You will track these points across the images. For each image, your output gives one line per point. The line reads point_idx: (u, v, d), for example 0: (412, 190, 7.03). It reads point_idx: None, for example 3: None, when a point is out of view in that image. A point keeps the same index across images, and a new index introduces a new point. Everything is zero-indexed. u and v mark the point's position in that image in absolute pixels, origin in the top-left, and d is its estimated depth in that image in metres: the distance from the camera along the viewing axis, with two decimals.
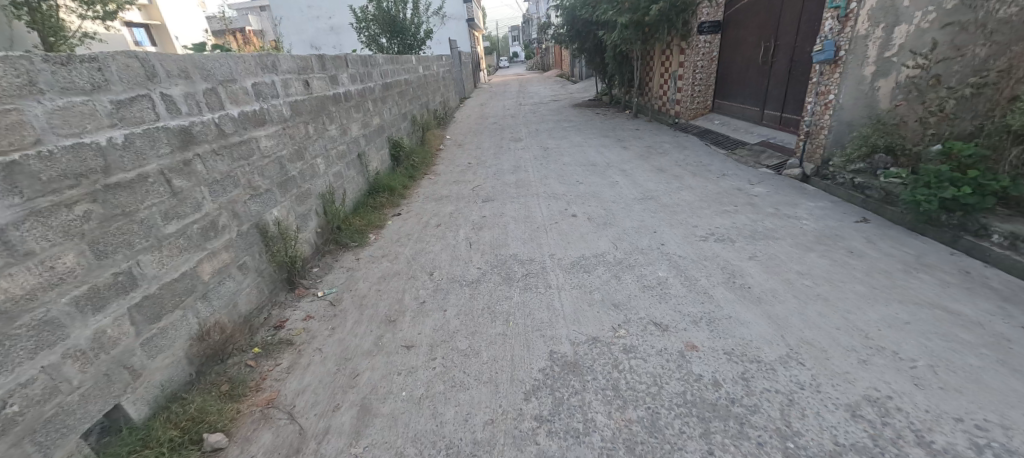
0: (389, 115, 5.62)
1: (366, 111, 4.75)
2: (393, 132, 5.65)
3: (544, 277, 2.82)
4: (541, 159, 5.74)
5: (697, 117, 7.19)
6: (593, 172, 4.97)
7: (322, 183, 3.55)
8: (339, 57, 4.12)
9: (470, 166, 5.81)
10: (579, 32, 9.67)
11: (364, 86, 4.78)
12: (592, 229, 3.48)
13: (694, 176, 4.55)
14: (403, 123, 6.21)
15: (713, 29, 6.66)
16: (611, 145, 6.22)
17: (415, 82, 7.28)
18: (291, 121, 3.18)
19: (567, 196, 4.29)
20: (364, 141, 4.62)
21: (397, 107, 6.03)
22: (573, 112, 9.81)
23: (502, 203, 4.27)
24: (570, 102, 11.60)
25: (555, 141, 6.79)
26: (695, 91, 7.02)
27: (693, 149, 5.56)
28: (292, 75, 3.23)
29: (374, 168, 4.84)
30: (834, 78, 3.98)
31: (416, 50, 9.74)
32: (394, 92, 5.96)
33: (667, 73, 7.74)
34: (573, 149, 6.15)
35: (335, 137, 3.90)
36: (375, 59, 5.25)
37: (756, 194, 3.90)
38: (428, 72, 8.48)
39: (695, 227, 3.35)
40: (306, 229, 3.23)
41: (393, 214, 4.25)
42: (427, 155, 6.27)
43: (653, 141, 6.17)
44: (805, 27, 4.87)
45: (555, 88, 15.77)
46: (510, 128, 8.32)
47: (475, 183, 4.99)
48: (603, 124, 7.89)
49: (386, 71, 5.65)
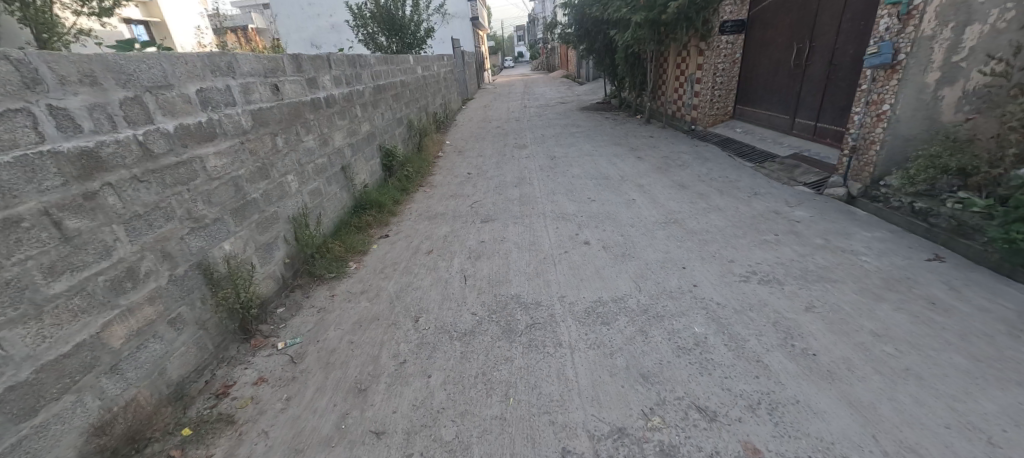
0: (381, 120, 5.11)
1: (352, 117, 4.24)
2: (384, 140, 5.13)
3: (553, 329, 2.30)
4: (548, 171, 5.22)
5: (717, 124, 6.64)
6: (606, 188, 4.43)
7: (293, 204, 3.04)
8: (319, 58, 3.61)
9: (469, 177, 5.29)
10: (589, 31, 9.11)
11: (351, 90, 4.26)
12: (608, 262, 2.96)
13: (722, 194, 4.01)
14: (397, 129, 5.70)
15: (737, 28, 6.09)
16: (624, 155, 5.68)
17: (413, 83, 6.76)
18: (253, 133, 2.67)
19: (577, 217, 3.77)
20: (349, 152, 4.11)
21: (391, 111, 5.52)
22: (581, 115, 9.27)
23: (503, 224, 3.75)
24: (577, 105, 11.07)
25: (563, 149, 6.27)
26: (715, 95, 6.47)
27: (717, 162, 5.02)
28: (254, 79, 2.72)
29: (361, 181, 4.33)
30: (890, 85, 3.42)
31: (416, 49, 9.22)
32: (388, 95, 5.44)
33: (684, 76, 7.18)
34: (583, 159, 5.63)
35: (312, 149, 3.39)
36: (365, 58, 4.74)
37: (798, 220, 3.36)
38: (428, 73, 7.97)
39: (732, 263, 2.81)
40: (269, 261, 2.73)
41: (380, 236, 3.73)
42: (423, 164, 5.75)
43: (670, 152, 5.62)
44: (848, 27, 4.32)
45: (561, 89, 15.23)
46: (514, 134, 7.79)
47: (473, 199, 4.47)
48: (614, 130, 7.35)
49: (378, 72, 5.14)
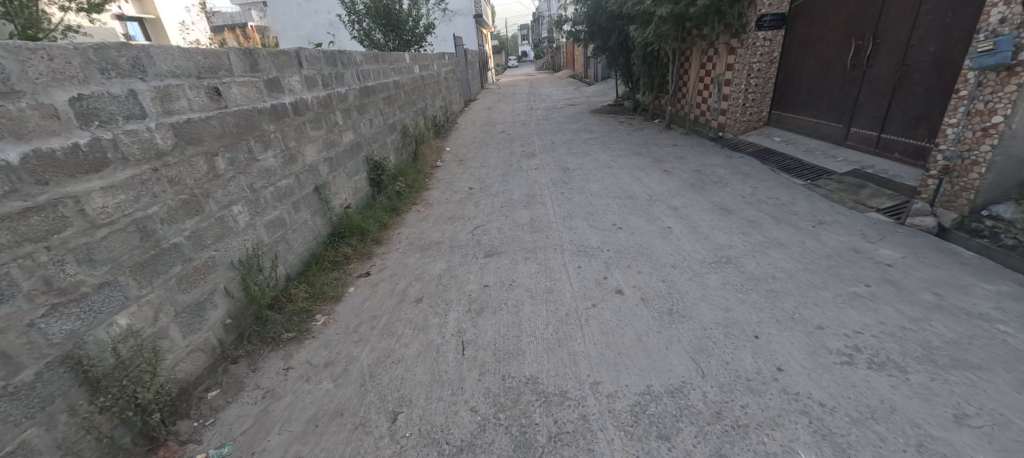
0: (369, 128, 4.40)
1: (331, 125, 3.53)
2: (372, 150, 4.43)
3: (588, 447, 1.59)
4: (561, 187, 4.51)
5: (750, 131, 5.90)
6: (634, 210, 3.72)
7: (240, 243, 2.34)
8: (285, 54, 2.90)
9: (470, 194, 4.58)
10: (603, 27, 8.35)
11: (330, 93, 3.55)
12: (653, 324, 2.24)
13: (779, 223, 3.28)
14: (389, 137, 4.98)
15: (776, 23, 5.35)
16: (649, 168, 4.96)
17: (409, 84, 6.05)
18: (176, 155, 1.96)
19: (603, 251, 3.05)
20: (326, 168, 3.40)
21: (381, 117, 4.80)
22: (593, 119, 8.55)
23: (512, 260, 3.04)
24: (588, 107, 10.33)
25: (577, 160, 5.55)
26: (749, 99, 5.73)
27: (760, 178, 4.29)
28: (181, 80, 2.01)
29: (341, 202, 3.62)
30: (1005, 92, 2.68)
31: (413, 47, 8.51)
32: (378, 97, 4.74)
33: (711, 77, 6.44)
34: (601, 173, 4.91)
35: (272, 169, 2.68)
36: (349, 55, 4.03)
37: (888, 262, 2.64)
38: (426, 73, 7.27)
39: (822, 332, 2.09)
40: (198, 327, 2.02)
41: (360, 274, 3.02)
42: (419, 176, 5.04)
43: (702, 165, 4.90)
44: (928, 21, 3.58)
45: (568, 90, 14.49)
46: (521, 140, 7.07)
47: (474, 223, 3.75)
48: (632, 137, 6.62)
49: (365, 71, 4.43)
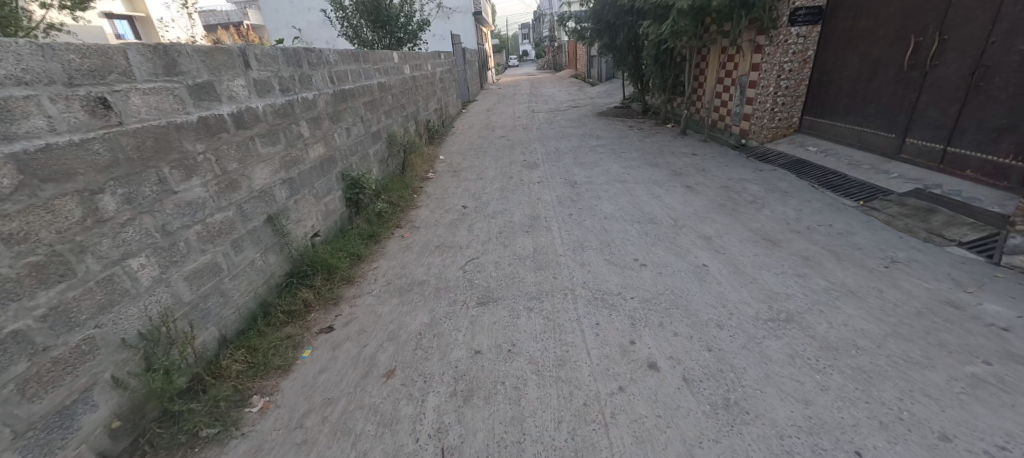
0: (345, 138, 3.77)
1: (292, 138, 2.91)
2: (350, 163, 3.81)
3: None
4: (570, 206, 3.88)
5: (779, 139, 5.27)
6: (659, 240, 3.09)
7: (142, 309, 1.72)
8: (222, 52, 2.28)
9: (464, 214, 3.94)
10: (611, 24, 7.71)
11: (292, 99, 2.93)
12: (706, 425, 1.62)
13: (842, 260, 2.66)
14: (372, 147, 4.35)
15: (811, 18, 4.72)
16: (669, 183, 4.33)
17: (397, 86, 5.42)
18: (19, 201, 1.35)
19: (626, 300, 2.43)
20: (284, 191, 2.78)
21: (362, 124, 4.18)
22: (600, 123, 7.92)
23: (511, 310, 2.42)
24: (593, 109, 9.71)
25: (586, 172, 4.92)
26: (778, 103, 5.10)
27: (803, 197, 3.66)
28: (31, 90, 1.40)
29: (305, 231, 2.99)
30: None
31: (407, 45, 7.88)
32: (358, 102, 4.11)
33: (734, 79, 5.81)
34: (614, 189, 4.28)
35: (200, 201, 2.07)
36: (320, 54, 3.41)
37: (1003, 326, 2.01)
38: (419, 73, 6.64)
39: (951, 449, 1.48)
40: (58, 444, 1.42)
41: (321, 329, 2.40)
42: (406, 191, 4.42)
43: (729, 179, 4.27)
44: (1017, 12, 2.96)
45: (571, 90, 13.86)
46: (523, 147, 6.44)
47: (467, 255, 3.13)
48: (645, 144, 5.99)
49: (341, 71, 3.80)
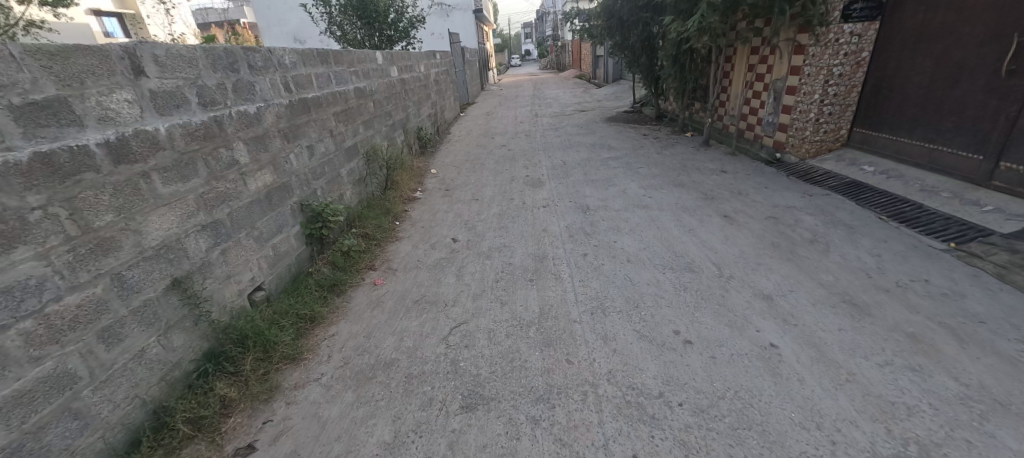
0: (307, 158, 3.05)
1: (220, 167, 2.19)
2: (312, 189, 3.08)
3: None
4: (584, 243, 3.15)
5: (823, 155, 4.53)
6: (705, 300, 2.36)
7: None
8: (87, 54, 1.56)
9: (453, 251, 3.21)
10: (624, 21, 6.95)
11: (220, 115, 2.21)
12: None
13: (966, 344, 1.93)
14: (345, 166, 3.63)
15: (869, 13, 3.98)
16: (703, 210, 3.60)
17: (381, 91, 4.70)
18: None
19: (674, 408, 1.70)
20: (205, 241, 2.06)
21: (332, 139, 3.45)
22: (610, 130, 7.18)
23: (508, 422, 1.70)
24: (602, 114, 8.95)
25: (600, 193, 4.19)
26: (825, 113, 4.35)
27: (876, 236, 2.93)
28: None
29: (240, 288, 2.28)
30: None
31: (398, 43, 7.13)
32: (327, 112, 3.40)
33: (768, 83, 5.08)
34: (636, 217, 3.56)
35: (32, 282, 1.36)
36: (270, 54, 2.68)
37: None
38: (409, 75, 5.91)
39: None
40: None
41: (236, 450, 1.68)
42: (386, 219, 3.69)
43: (775, 207, 3.54)
44: None
45: (576, 92, 13.08)
46: (525, 159, 5.71)
47: (453, 317, 2.40)
48: (664, 157, 5.25)
49: (304, 76, 3.08)
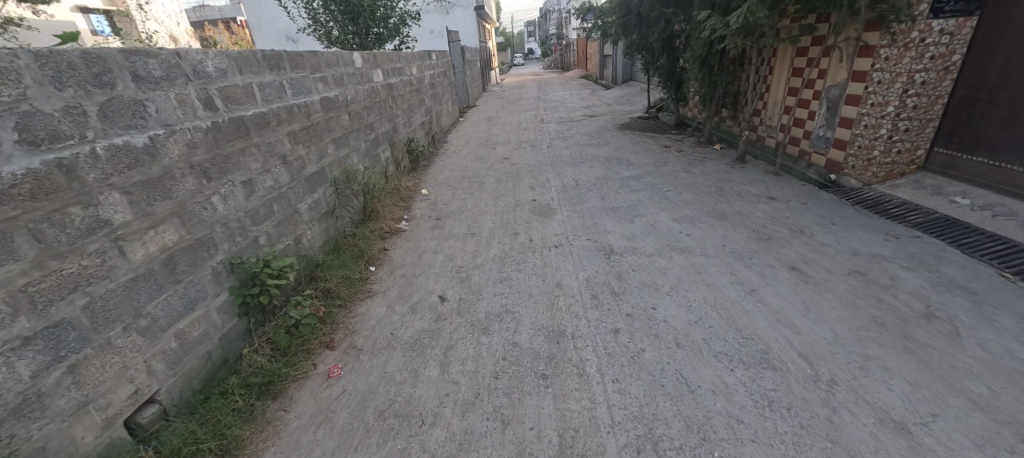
0: (243, 197, 2.27)
1: (69, 237, 1.43)
2: (252, 239, 2.32)
3: None
4: (613, 310, 2.37)
5: (894, 179, 3.73)
6: (805, 431, 1.58)
7: None
8: None
9: (439, 318, 2.43)
10: (642, 18, 6.12)
11: (73, 155, 1.45)
12: None
13: None
14: (304, 199, 2.85)
15: (965, 6, 3.18)
16: (761, 257, 2.81)
17: (360, 100, 3.91)
18: None
19: None
20: (29, 362, 1.31)
21: (285, 166, 2.68)
22: (627, 140, 6.38)
23: None
24: (614, 120, 8.13)
25: (626, 227, 3.40)
26: (901, 129, 3.55)
27: (1018, 311, 2.13)
28: None
29: (107, 415, 1.52)
30: None
31: (388, 42, 6.27)
32: (278, 132, 2.61)
33: (820, 91, 4.29)
34: (676, 266, 2.78)
35: None
36: (179, 60, 1.91)
37: None
38: (397, 79, 5.12)
39: None
40: None
41: None
42: (357, 268, 2.91)
43: (856, 255, 2.75)
44: None
45: (583, 93, 12.25)
46: (531, 177, 4.92)
47: (430, 451, 1.62)
48: (695, 178, 4.46)
49: (240, 86, 2.30)
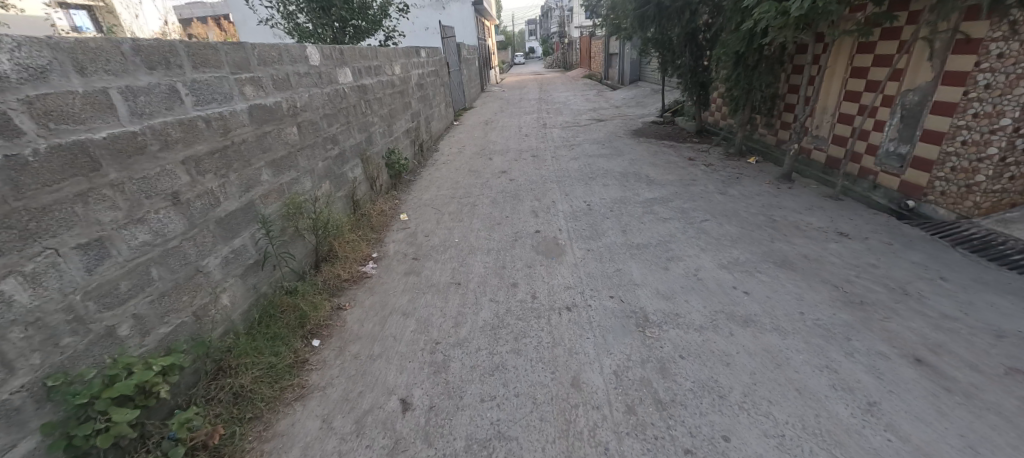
0: (81, 271, 1.44)
1: None
2: (98, 333, 1.48)
3: None
4: (662, 440, 1.54)
5: (1001, 211, 2.93)
6: None
7: None
8: None
9: (397, 448, 1.59)
10: (662, 8, 5.26)
11: None
12: None
13: None
14: (215, 252, 2.02)
15: None
16: (864, 337, 1.97)
17: (318, 106, 3.06)
18: None
19: None
20: None
21: (180, 209, 1.85)
22: (644, 150, 5.55)
23: None
24: (626, 124, 7.30)
25: (659, 278, 2.56)
26: (1017, 148, 2.75)
27: None
28: None
29: None
30: None
31: (369, 35, 5.36)
32: (163, 161, 1.77)
33: (891, 97, 3.47)
34: (743, 351, 1.94)
35: None
36: None
37: None
38: (374, 79, 4.27)
39: None
40: None
41: None
42: (292, 348, 2.07)
43: (1001, 338, 1.91)
44: None
45: (589, 94, 11.44)
46: (533, 198, 4.08)
47: None
48: (736, 202, 3.62)
49: (78, 95, 1.47)
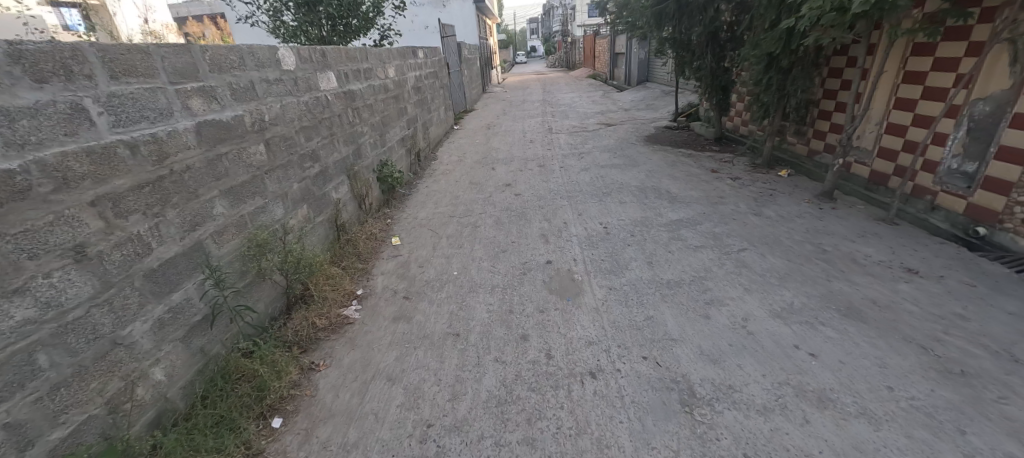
0: None
1: None
2: None
3: None
4: None
5: None
6: None
7: None
8: None
9: None
10: (682, 4, 4.79)
11: None
12: None
13: None
14: (142, 316, 1.57)
15: None
16: (983, 429, 1.52)
17: (292, 118, 2.61)
18: None
19: None
20: None
21: (88, 266, 1.40)
22: (660, 160, 5.08)
23: None
24: (637, 129, 6.83)
25: (701, 330, 2.10)
26: None
27: None
28: None
29: None
30: None
31: (362, 34, 4.90)
32: (58, 205, 1.32)
33: (957, 106, 2.99)
34: (827, 449, 1.49)
35: None
36: None
37: None
38: (363, 83, 3.80)
39: None
40: None
41: None
42: (242, 437, 1.61)
43: None
44: None
45: (595, 95, 10.95)
46: (542, 218, 3.62)
47: None
48: (776, 227, 3.17)
49: None
